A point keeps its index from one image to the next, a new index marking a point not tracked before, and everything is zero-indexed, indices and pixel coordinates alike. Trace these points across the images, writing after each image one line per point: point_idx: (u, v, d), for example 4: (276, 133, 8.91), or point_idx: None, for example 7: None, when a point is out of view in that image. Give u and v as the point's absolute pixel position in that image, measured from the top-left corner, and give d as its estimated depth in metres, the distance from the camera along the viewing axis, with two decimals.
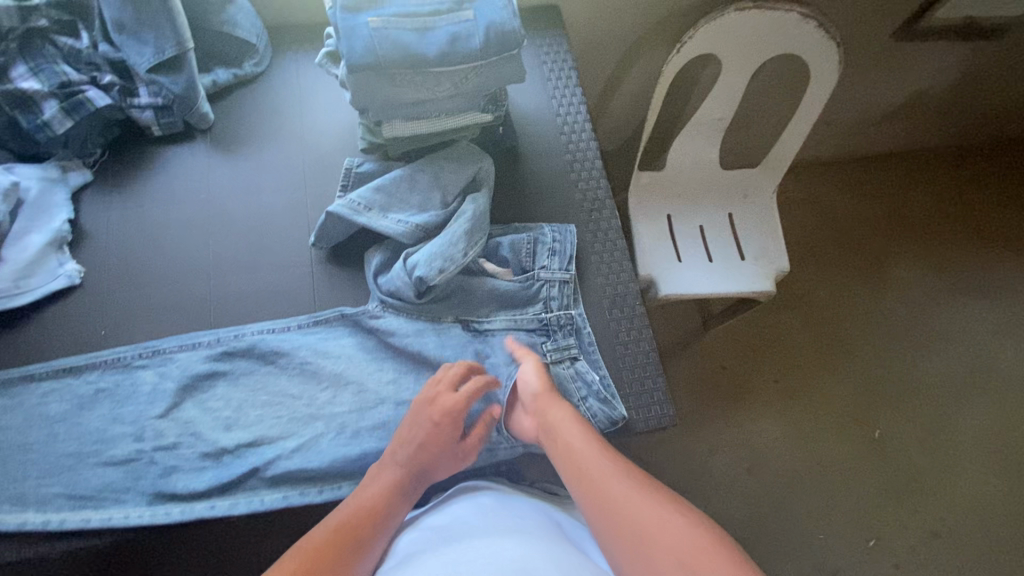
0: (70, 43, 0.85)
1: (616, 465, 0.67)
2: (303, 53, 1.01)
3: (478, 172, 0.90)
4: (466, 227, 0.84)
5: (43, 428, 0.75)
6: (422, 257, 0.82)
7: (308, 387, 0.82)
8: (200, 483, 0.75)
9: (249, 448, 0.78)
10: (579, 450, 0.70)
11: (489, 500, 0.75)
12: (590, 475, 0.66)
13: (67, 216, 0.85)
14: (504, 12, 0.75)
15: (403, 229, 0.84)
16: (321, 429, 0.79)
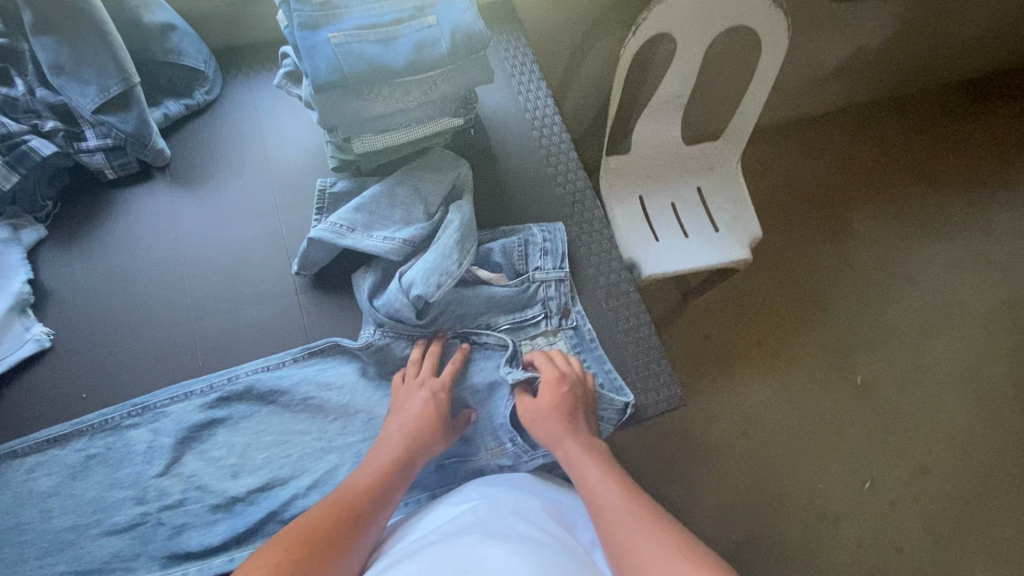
0: (4, 91, 0.79)
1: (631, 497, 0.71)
2: (255, 73, 0.96)
3: (458, 179, 0.89)
4: (457, 236, 0.83)
5: (37, 505, 0.73)
6: (415, 275, 0.80)
7: (316, 421, 0.80)
8: (213, 537, 0.74)
9: (260, 493, 0.77)
10: (597, 480, 0.73)
11: (500, 492, 0.74)
12: (608, 509, 0.70)
13: (27, 276, 0.80)
14: (467, 14, 0.73)
15: (390, 246, 0.82)
16: (335, 462, 0.78)
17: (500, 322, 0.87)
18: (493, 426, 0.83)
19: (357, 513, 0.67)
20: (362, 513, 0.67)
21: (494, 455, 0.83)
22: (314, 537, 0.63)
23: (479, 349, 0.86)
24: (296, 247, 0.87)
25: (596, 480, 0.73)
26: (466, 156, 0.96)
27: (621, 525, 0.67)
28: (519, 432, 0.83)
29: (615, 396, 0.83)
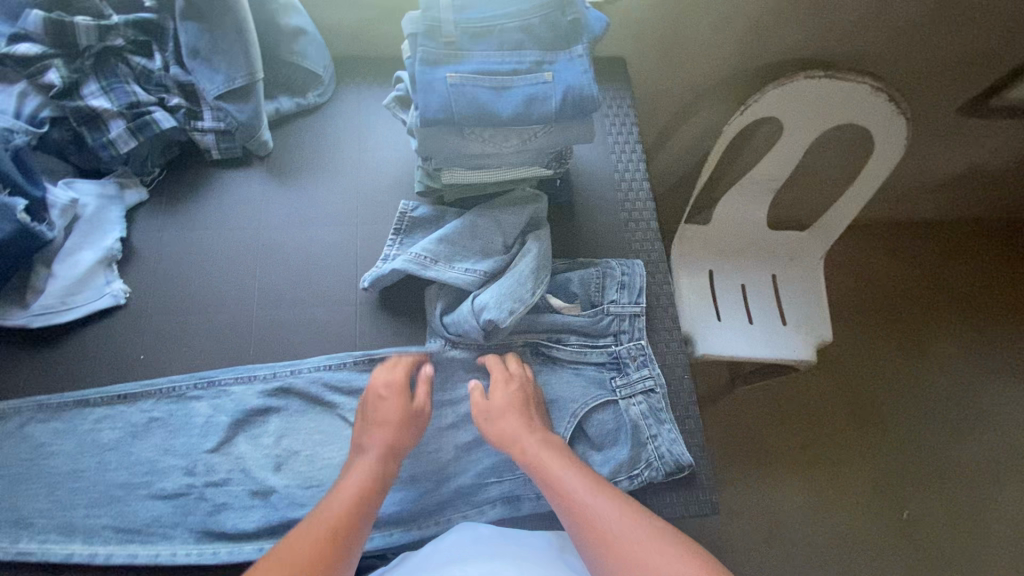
0: (143, 64, 0.84)
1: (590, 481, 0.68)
2: (367, 86, 1.00)
3: (536, 213, 0.88)
4: (532, 264, 0.83)
5: (94, 455, 0.75)
6: (491, 297, 0.80)
7: None
8: (248, 523, 0.73)
9: (301, 488, 0.75)
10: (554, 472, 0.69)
11: (484, 533, 0.71)
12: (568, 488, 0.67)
13: (119, 235, 0.84)
14: (585, 78, 0.72)
15: (471, 277, 0.83)
16: None
17: (571, 342, 0.87)
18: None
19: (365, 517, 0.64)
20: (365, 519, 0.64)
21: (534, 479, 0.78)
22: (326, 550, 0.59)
23: (548, 363, 0.87)
24: (372, 252, 0.90)
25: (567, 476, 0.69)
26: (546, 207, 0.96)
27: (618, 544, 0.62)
28: None
29: (680, 451, 0.79)
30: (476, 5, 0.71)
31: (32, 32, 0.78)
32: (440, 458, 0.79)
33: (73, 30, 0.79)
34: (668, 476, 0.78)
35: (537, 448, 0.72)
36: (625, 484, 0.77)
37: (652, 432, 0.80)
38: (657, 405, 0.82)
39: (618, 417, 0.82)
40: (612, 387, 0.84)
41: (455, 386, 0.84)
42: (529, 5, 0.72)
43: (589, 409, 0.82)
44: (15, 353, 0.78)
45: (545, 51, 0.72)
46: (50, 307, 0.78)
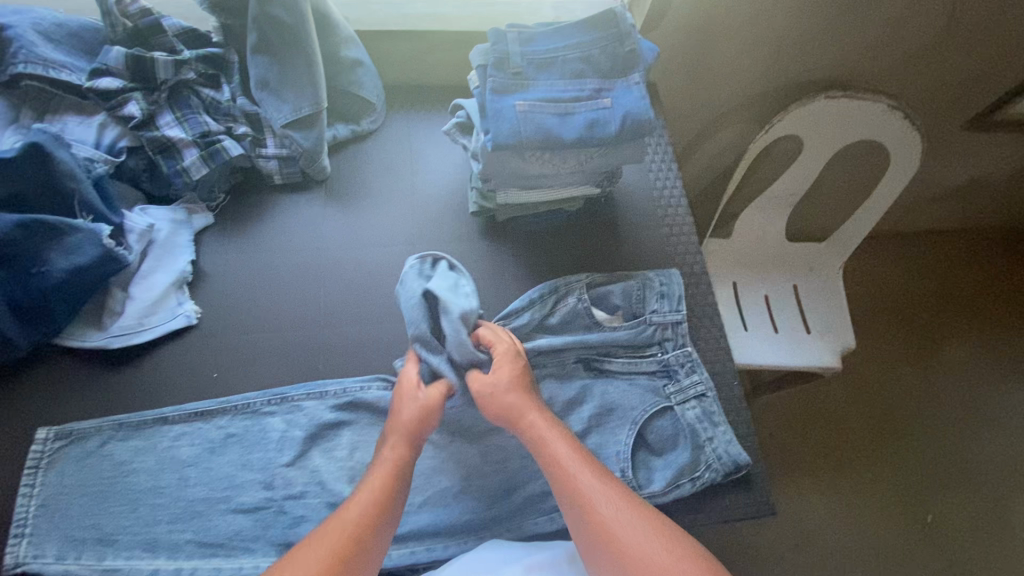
0: (213, 95, 0.89)
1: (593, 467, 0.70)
2: (416, 112, 1.05)
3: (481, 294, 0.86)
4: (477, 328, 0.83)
5: (174, 472, 0.77)
6: (450, 332, 0.80)
7: (432, 441, 0.83)
8: None
9: None
10: (561, 454, 0.71)
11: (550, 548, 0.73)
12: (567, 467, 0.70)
13: (189, 258, 0.87)
14: (642, 103, 0.77)
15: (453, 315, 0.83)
16: (445, 482, 0.81)
17: (621, 355, 0.90)
18: (602, 455, 0.82)
19: (388, 507, 0.67)
20: (384, 513, 0.66)
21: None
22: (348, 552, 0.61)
23: (600, 376, 0.89)
24: None
25: (572, 458, 0.70)
26: (592, 223, 1.00)
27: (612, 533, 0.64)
28: (630, 466, 0.82)
29: (736, 452, 0.82)
30: (540, 37, 0.76)
31: (112, 66, 0.82)
32: (507, 466, 0.82)
33: (152, 64, 0.83)
34: (727, 476, 0.81)
35: (544, 427, 0.74)
36: (688, 487, 0.81)
37: (709, 435, 0.83)
38: (711, 408, 0.85)
39: (675, 422, 0.85)
40: (667, 394, 0.87)
41: None
42: (590, 37, 0.77)
43: (648, 416, 0.85)
44: (94, 374, 0.81)
45: (603, 80, 0.77)
46: (128, 329, 0.81)
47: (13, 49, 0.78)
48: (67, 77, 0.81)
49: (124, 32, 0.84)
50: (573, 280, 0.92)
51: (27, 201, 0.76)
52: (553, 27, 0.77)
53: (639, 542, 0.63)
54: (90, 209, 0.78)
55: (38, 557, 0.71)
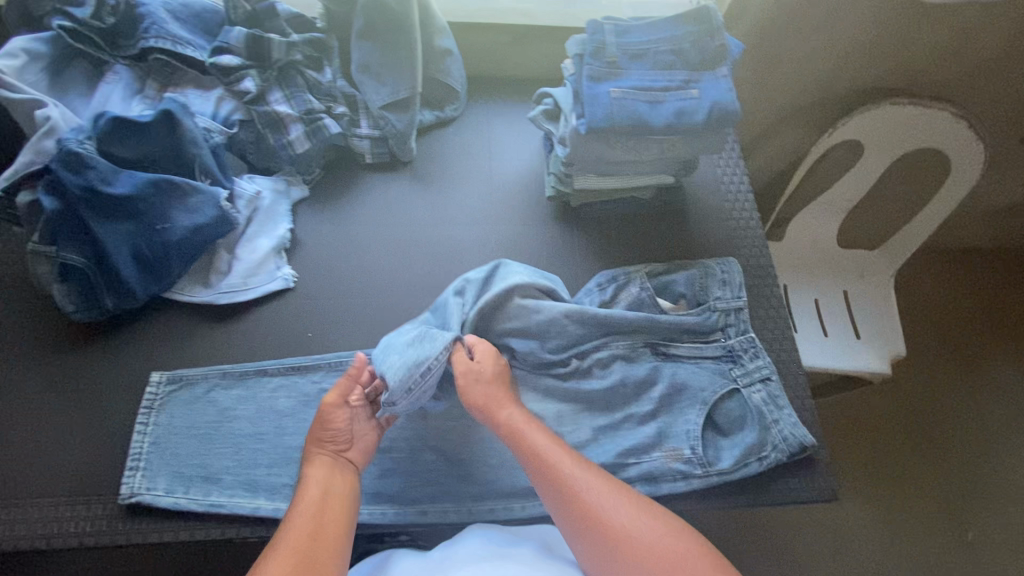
0: (316, 77, 0.95)
1: (577, 458, 0.72)
2: (494, 104, 1.11)
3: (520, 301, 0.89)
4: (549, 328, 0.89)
5: (272, 421, 0.82)
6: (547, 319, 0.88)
7: None
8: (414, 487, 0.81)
9: (458, 458, 0.83)
10: (543, 445, 0.73)
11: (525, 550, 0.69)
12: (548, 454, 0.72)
13: (288, 226, 0.93)
14: (729, 95, 0.81)
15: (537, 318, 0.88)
16: None
17: (686, 341, 0.92)
18: (671, 432, 0.85)
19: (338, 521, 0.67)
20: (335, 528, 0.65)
21: (671, 458, 0.84)
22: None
23: (667, 361, 0.90)
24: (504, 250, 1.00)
25: (553, 447, 0.73)
26: (663, 213, 1.03)
27: (604, 531, 0.65)
28: (700, 443, 0.85)
29: (801, 435, 0.85)
30: (634, 29, 0.81)
31: (232, 45, 0.88)
32: (579, 436, 0.86)
33: (268, 45, 0.89)
34: (794, 457, 0.84)
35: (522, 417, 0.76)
36: (755, 466, 0.84)
37: (775, 416, 0.86)
38: (776, 392, 0.88)
39: (742, 404, 0.88)
40: (732, 376, 0.89)
41: (590, 383, 0.88)
42: (682, 31, 0.81)
43: (717, 397, 0.87)
44: (200, 327, 0.87)
45: (692, 71, 0.81)
46: (234, 287, 0.88)
47: (146, 24, 0.86)
48: (190, 52, 0.88)
49: (242, 15, 0.91)
50: (631, 269, 0.95)
51: (153, 162, 0.83)
52: (648, 20, 0.82)
53: (625, 524, 0.65)
54: (207, 174, 0.85)
55: (149, 489, 0.76)
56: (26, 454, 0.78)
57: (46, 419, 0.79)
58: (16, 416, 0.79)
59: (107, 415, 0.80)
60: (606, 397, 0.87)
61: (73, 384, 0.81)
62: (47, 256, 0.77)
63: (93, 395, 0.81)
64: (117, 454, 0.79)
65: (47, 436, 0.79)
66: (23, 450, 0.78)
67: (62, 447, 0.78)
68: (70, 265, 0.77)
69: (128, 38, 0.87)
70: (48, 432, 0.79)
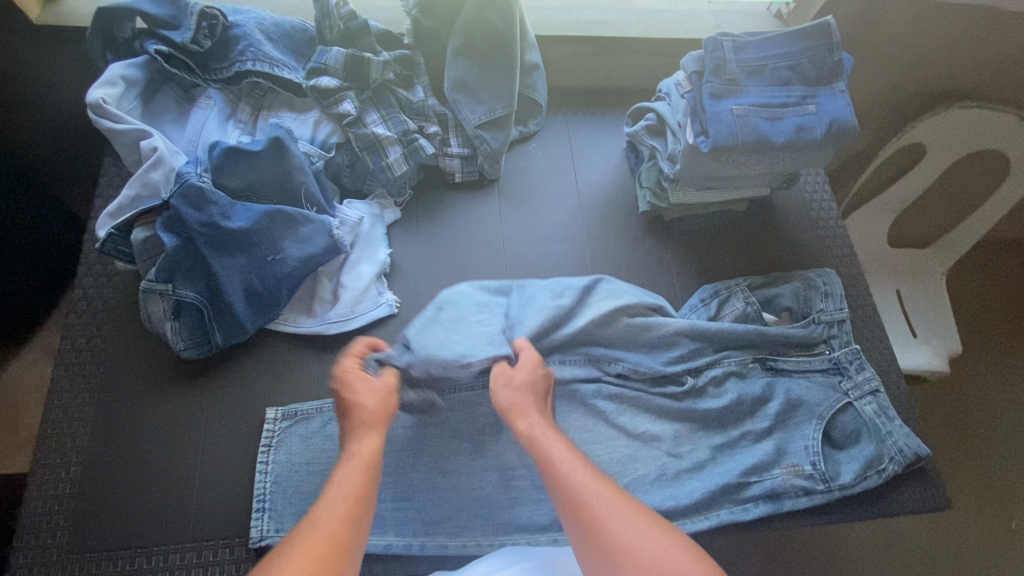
0: (407, 96, 0.93)
1: (591, 471, 0.67)
2: (574, 115, 1.09)
3: (647, 300, 0.89)
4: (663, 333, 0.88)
5: (393, 453, 0.80)
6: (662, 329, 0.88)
7: (625, 432, 0.85)
8: (545, 515, 0.78)
9: None
10: (558, 460, 0.69)
11: None
12: (563, 470, 0.68)
13: (387, 250, 0.91)
14: (847, 110, 0.80)
15: (651, 324, 0.88)
16: (643, 470, 0.83)
17: (793, 354, 0.92)
18: (790, 448, 0.85)
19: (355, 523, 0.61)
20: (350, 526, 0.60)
21: (793, 474, 0.83)
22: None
23: (777, 375, 0.90)
24: (599, 265, 0.98)
25: (570, 459, 0.69)
26: (753, 224, 1.03)
27: (608, 534, 0.61)
28: (819, 458, 0.85)
29: (915, 446, 0.85)
30: (751, 45, 0.80)
31: (330, 65, 0.86)
32: (699, 456, 0.85)
33: (367, 65, 0.87)
34: (910, 467, 0.83)
35: (542, 429, 0.73)
36: (875, 479, 0.84)
37: (889, 428, 0.86)
38: (886, 404, 0.88)
39: (855, 416, 0.88)
40: (843, 389, 0.89)
41: (705, 402, 0.87)
42: (801, 46, 0.80)
43: (833, 412, 0.87)
44: (307, 358, 0.84)
45: (809, 87, 0.81)
46: (341, 316, 0.85)
47: (242, 46, 0.83)
48: (287, 74, 0.85)
49: (337, 33, 0.88)
50: (732, 283, 0.95)
51: (259, 194, 0.80)
52: (764, 35, 0.80)
53: (634, 543, 0.60)
54: (313, 202, 0.82)
55: (277, 531, 0.74)
56: (146, 498, 0.75)
57: (162, 462, 0.77)
58: (130, 459, 0.77)
59: (223, 456, 0.78)
60: (721, 414, 0.87)
61: (183, 423, 0.79)
62: (160, 293, 0.75)
63: (205, 434, 0.79)
64: (238, 495, 0.76)
65: (165, 480, 0.76)
66: (143, 496, 0.75)
67: (182, 490, 0.76)
68: (185, 301, 0.75)
69: (220, 61, 0.84)
70: (166, 475, 0.76)
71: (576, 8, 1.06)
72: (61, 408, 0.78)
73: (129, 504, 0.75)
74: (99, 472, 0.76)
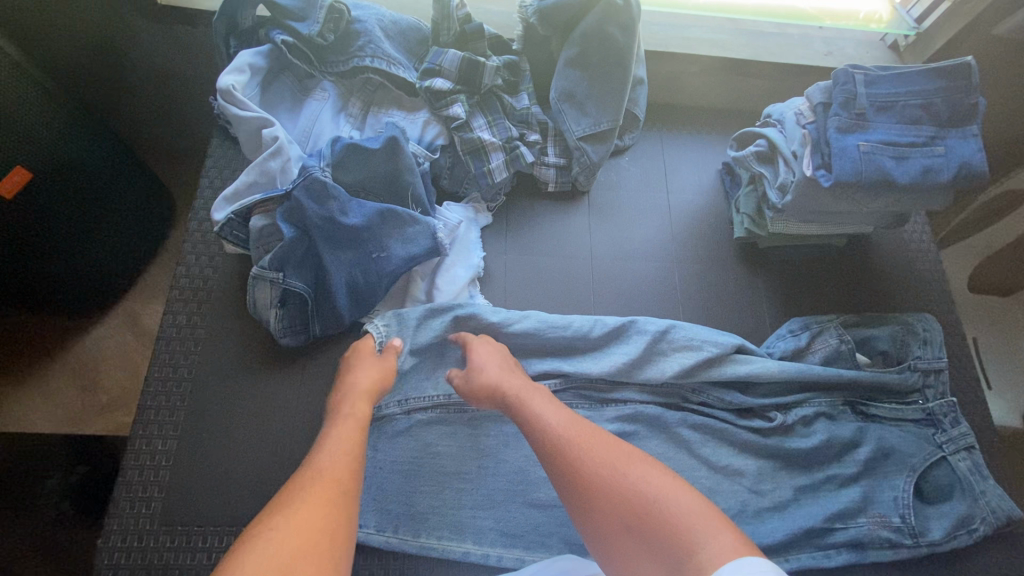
0: (512, 102, 0.93)
1: (580, 432, 0.65)
2: (668, 132, 1.07)
3: (728, 344, 0.86)
4: (750, 371, 0.85)
5: (474, 460, 0.79)
6: (746, 369, 0.85)
7: (707, 461, 0.83)
8: None
9: None
10: (548, 425, 0.67)
11: None
12: (551, 436, 0.66)
13: (479, 255, 0.91)
14: (979, 155, 0.77)
15: (727, 364, 0.85)
16: (724, 504, 0.81)
17: (885, 400, 0.89)
18: (878, 497, 0.82)
19: (354, 477, 0.60)
20: (356, 479, 0.60)
21: (879, 524, 0.80)
22: (328, 535, 0.53)
23: (865, 421, 0.88)
24: (687, 287, 0.96)
25: (558, 421, 0.67)
26: (848, 260, 1.00)
27: (595, 486, 0.60)
28: (908, 512, 0.81)
29: (1009, 509, 0.81)
30: (881, 81, 0.78)
31: (446, 67, 0.87)
32: (782, 495, 0.82)
33: (481, 70, 0.87)
34: (1001, 530, 0.80)
35: (520, 393, 0.73)
36: (966, 539, 0.80)
37: (983, 487, 0.82)
38: (981, 462, 0.84)
39: (949, 472, 0.84)
40: (936, 442, 0.86)
41: (791, 441, 0.85)
42: (934, 85, 0.78)
43: (927, 465, 0.84)
44: None
45: (939, 128, 0.78)
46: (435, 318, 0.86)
47: (362, 42, 0.83)
48: (402, 73, 0.86)
49: (453, 35, 0.88)
50: (824, 318, 0.92)
51: (368, 191, 0.82)
52: (898, 71, 0.78)
53: (643, 497, 0.57)
54: (417, 203, 0.83)
55: (361, 527, 0.75)
56: (233, 479, 0.76)
57: (252, 445, 0.78)
58: (223, 437, 0.78)
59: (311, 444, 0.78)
60: (808, 454, 0.84)
61: (275, 406, 0.80)
62: (270, 281, 0.76)
63: (293, 420, 0.79)
64: None
65: (255, 462, 0.77)
66: (233, 475, 0.76)
67: (269, 474, 0.77)
68: (291, 291, 0.77)
69: (338, 55, 0.85)
70: (256, 456, 0.77)
71: (684, 24, 1.04)
72: (160, 380, 0.80)
73: (220, 481, 0.76)
74: (190, 448, 0.77)
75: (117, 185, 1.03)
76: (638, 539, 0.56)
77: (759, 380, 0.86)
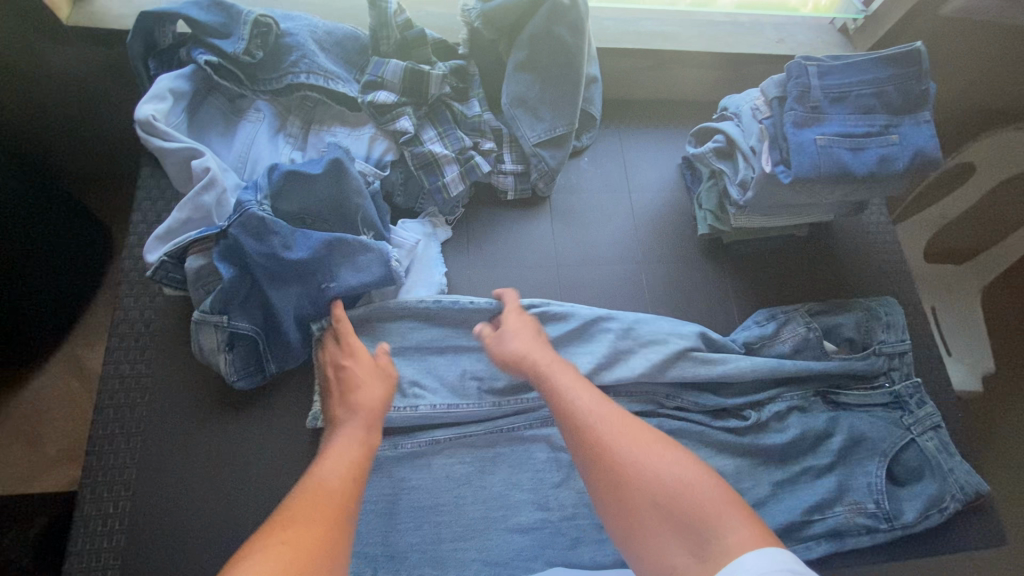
0: (462, 110, 0.88)
1: (608, 415, 0.64)
2: (626, 129, 1.05)
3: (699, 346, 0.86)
4: (722, 372, 0.85)
5: (451, 490, 0.77)
6: (719, 369, 0.85)
7: None
8: (606, 556, 0.75)
9: None
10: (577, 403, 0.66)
11: None
12: (577, 414, 0.64)
13: (442, 272, 0.87)
14: (933, 141, 0.77)
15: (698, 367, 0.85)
16: None
17: (854, 387, 0.90)
18: (853, 485, 0.83)
19: (345, 488, 0.57)
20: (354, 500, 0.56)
21: (856, 512, 0.81)
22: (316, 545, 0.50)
23: (837, 409, 0.89)
24: (655, 288, 0.94)
25: (585, 396, 0.66)
26: (811, 248, 1.00)
27: (622, 466, 0.59)
28: (882, 496, 0.83)
29: (976, 484, 0.83)
30: (834, 71, 0.77)
31: (388, 79, 0.82)
32: (761, 492, 0.82)
33: (426, 79, 0.83)
34: (970, 505, 0.82)
35: (549, 359, 0.73)
36: (938, 517, 0.82)
37: (950, 465, 0.84)
38: (947, 439, 0.86)
39: (919, 453, 0.86)
40: (905, 425, 0.87)
41: (766, 437, 0.85)
42: (885, 73, 0.77)
43: (898, 448, 0.85)
44: None
45: (892, 115, 0.77)
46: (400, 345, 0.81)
47: (295, 57, 0.78)
48: (342, 88, 0.80)
49: (393, 44, 0.83)
50: (790, 309, 0.92)
51: (315, 219, 0.77)
52: (849, 61, 0.77)
53: (668, 484, 0.56)
54: (370, 226, 0.79)
55: None
56: (196, 534, 0.72)
57: (214, 495, 0.73)
58: (182, 489, 0.73)
59: (278, 490, 0.74)
60: (782, 449, 0.84)
61: (236, 453, 0.75)
62: (215, 325, 0.72)
63: (256, 465, 0.75)
64: None
65: (218, 516, 0.72)
66: (197, 530, 0.72)
67: (235, 524, 0.72)
68: (240, 333, 0.72)
69: (270, 72, 0.79)
70: (220, 507, 0.73)
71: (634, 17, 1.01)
72: (106, 436, 0.74)
73: (182, 538, 0.71)
74: (146, 506, 0.72)
75: (42, 223, 0.95)
76: (665, 517, 0.55)
77: (731, 380, 0.86)
